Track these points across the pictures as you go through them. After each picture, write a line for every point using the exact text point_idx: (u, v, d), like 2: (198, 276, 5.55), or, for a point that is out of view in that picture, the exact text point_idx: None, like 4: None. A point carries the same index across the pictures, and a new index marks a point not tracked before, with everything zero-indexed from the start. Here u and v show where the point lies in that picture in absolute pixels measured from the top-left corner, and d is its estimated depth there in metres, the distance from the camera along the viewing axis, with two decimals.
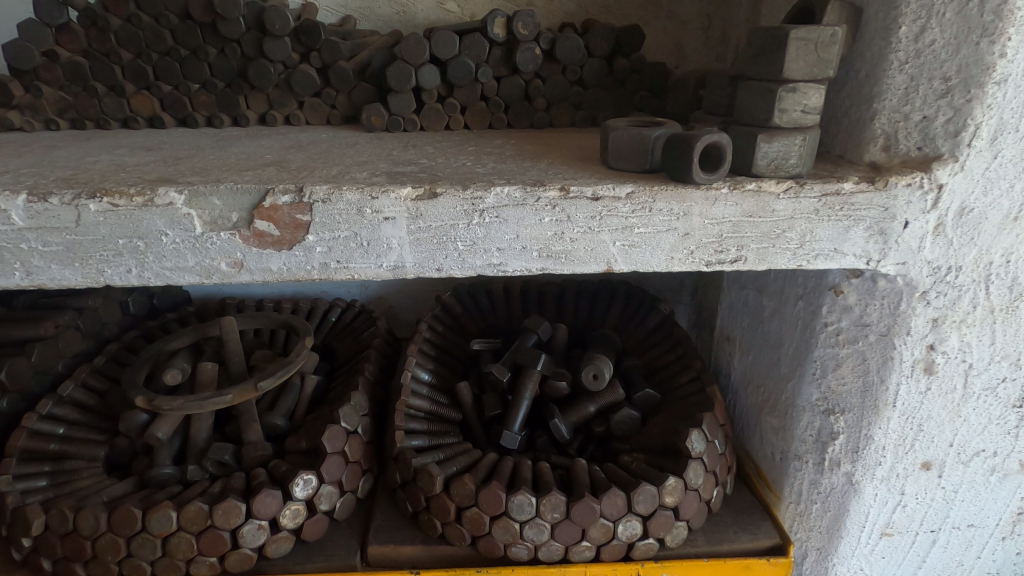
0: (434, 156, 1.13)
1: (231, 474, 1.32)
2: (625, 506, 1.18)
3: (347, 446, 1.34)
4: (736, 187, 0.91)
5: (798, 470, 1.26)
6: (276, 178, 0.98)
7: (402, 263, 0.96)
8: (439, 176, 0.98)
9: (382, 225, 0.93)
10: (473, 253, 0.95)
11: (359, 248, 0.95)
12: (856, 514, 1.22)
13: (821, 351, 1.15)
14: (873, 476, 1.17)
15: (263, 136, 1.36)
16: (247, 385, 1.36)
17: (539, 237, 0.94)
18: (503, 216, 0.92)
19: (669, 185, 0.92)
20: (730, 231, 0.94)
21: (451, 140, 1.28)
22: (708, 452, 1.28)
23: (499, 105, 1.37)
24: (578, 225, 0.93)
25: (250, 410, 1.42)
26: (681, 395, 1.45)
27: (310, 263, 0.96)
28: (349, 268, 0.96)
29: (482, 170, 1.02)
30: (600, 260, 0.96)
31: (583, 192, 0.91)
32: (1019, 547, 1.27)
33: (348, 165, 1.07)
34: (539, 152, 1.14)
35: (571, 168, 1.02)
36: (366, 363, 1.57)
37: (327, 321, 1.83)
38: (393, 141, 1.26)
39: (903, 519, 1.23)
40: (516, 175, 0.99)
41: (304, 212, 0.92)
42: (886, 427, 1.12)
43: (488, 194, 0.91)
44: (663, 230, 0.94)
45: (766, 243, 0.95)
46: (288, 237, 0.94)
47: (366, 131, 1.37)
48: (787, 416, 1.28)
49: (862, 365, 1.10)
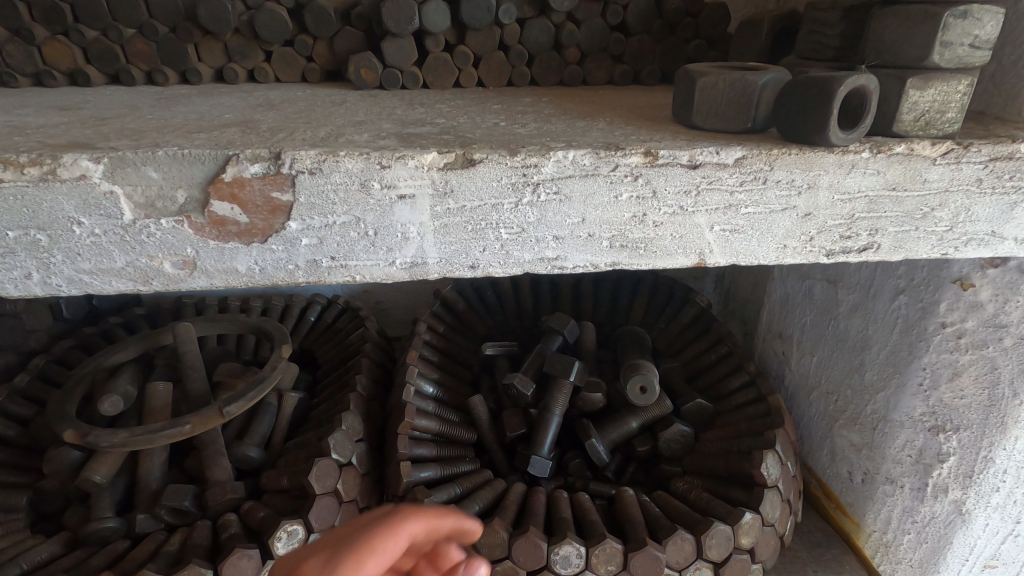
0: (452, 116, 0.86)
1: (192, 525, 1.05)
2: (695, 553, 0.96)
3: (340, 484, 1.07)
4: (880, 150, 0.67)
5: (889, 494, 1.06)
6: (240, 142, 0.70)
7: (423, 258, 0.70)
8: (470, 137, 0.72)
9: (396, 206, 0.66)
10: (521, 243, 0.70)
11: (363, 239, 0.68)
12: (960, 547, 1.02)
13: (933, 357, 0.94)
14: (987, 504, 0.97)
15: (220, 94, 1.06)
16: (212, 412, 1.07)
17: (613, 220, 0.69)
18: (564, 191, 0.67)
19: (791, 146, 0.68)
20: (864, 209, 0.71)
21: (466, 98, 1.02)
22: (783, 477, 1.06)
23: (522, 56, 1.10)
24: (665, 204, 0.68)
25: (215, 440, 1.14)
26: (737, 405, 1.23)
27: (292, 261, 0.69)
28: (348, 266, 0.69)
29: (525, 131, 0.76)
30: (691, 250, 0.72)
31: (677, 158, 0.66)
32: None
33: (340, 125, 0.79)
34: (587, 111, 0.89)
35: (644, 129, 0.77)
36: (358, 375, 1.30)
37: (304, 321, 1.57)
38: (393, 98, 0.99)
39: (1012, 549, 1.02)
40: (575, 136, 0.73)
41: (283, 189, 0.64)
42: (1013, 448, 0.92)
43: (547, 160, 0.65)
44: (778, 209, 0.70)
45: (907, 225, 0.72)
46: (259, 224, 0.66)
47: (354, 88, 1.09)
48: (875, 431, 1.07)
49: (990, 374, 0.89)
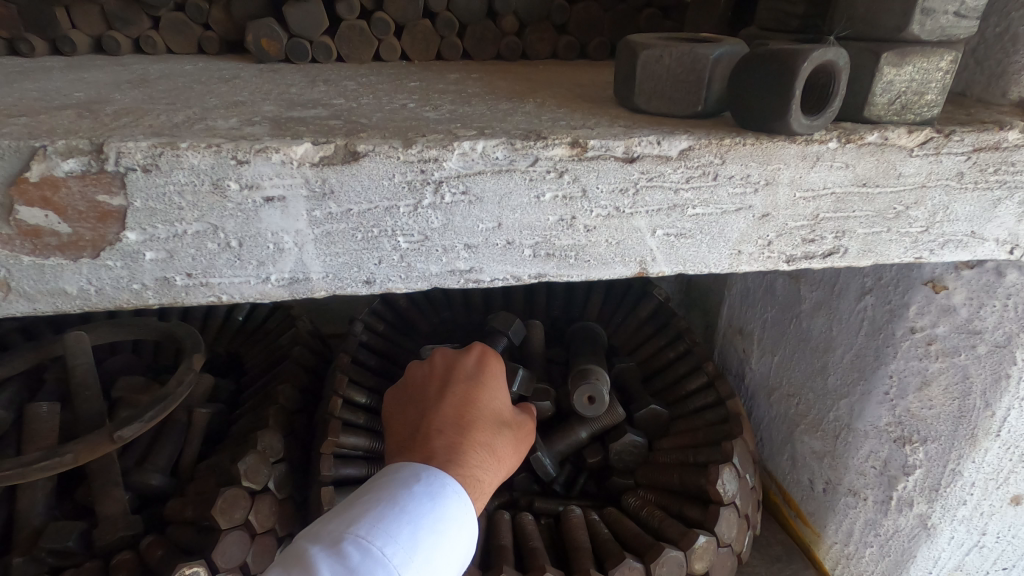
0: (356, 95, 0.73)
1: (79, 569, 0.91)
2: None
3: (254, 515, 0.95)
4: (850, 140, 0.57)
5: (851, 505, 0.99)
6: (65, 129, 0.55)
7: (305, 273, 0.57)
8: (362, 123, 0.58)
9: (264, 211, 0.53)
10: (424, 254, 0.57)
11: (225, 252, 0.54)
12: (924, 561, 0.95)
13: (900, 364, 0.86)
14: (953, 518, 0.90)
15: (89, 67, 0.89)
16: (99, 436, 0.91)
17: (534, 225, 0.57)
18: (474, 192, 0.54)
19: (748, 135, 0.56)
20: (830, 209, 0.60)
21: (383, 73, 0.87)
22: (741, 490, 0.98)
23: (452, 25, 0.96)
24: (597, 205, 0.57)
25: (109, 467, 1.00)
26: (694, 410, 1.15)
27: (136, 280, 0.55)
28: (210, 284, 0.56)
29: (434, 115, 0.63)
30: (630, 258, 0.60)
31: (611, 149, 0.54)
32: None
33: (210, 107, 0.64)
34: (519, 90, 0.76)
35: (577, 112, 0.65)
36: (281, 385, 1.17)
37: (230, 321, 1.42)
38: (295, 74, 0.84)
39: (976, 559, 0.96)
40: (493, 121, 0.60)
41: (112, 191, 0.51)
42: (982, 461, 0.84)
43: (450, 154, 0.52)
44: (731, 210, 0.59)
45: (878, 226, 0.62)
46: (86, 236, 0.52)
47: (256, 61, 0.94)
48: (838, 439, 1.00)
49: (960, 384, 0.81)
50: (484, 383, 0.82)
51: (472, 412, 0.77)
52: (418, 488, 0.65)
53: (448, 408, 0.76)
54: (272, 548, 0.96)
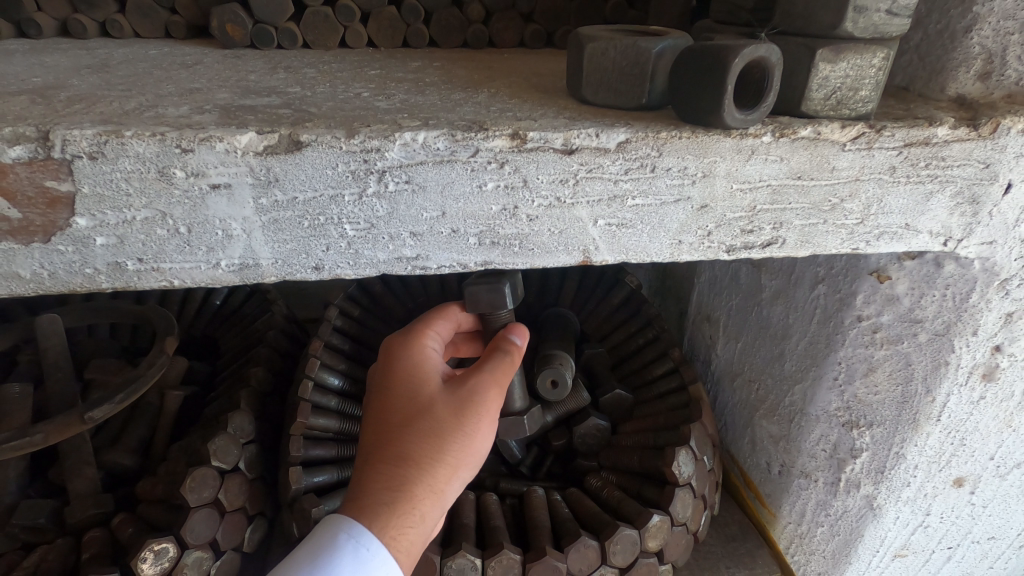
0: (314, 83, 0.74)
1: (50, 545, 0.94)
2: (599, 559, 0.90)
3: (223, 493, 0.97)
4: (783, 134, 0.59)
5: (804, 486, 1.03)
6: (15, 116, 0.56)
7: (253, 258, 0.58)
8: (312, 112, 0.60)
9: (211, 199, 0.54)
10: (371, 241, 0.59)
11: (174, 238, 0.56)
12: (872, 539, 0.98)
13: (849, 351, 0.89)
14: (898, 499, 0.93)
15: (52, 51, 0.89)
16: (70, 417, 0.93)
17: (478, 214, 0.59)
18: (417, 181, 0.56)
19: (685, 128, 0.58)
20: (767, 200, 0.62)
21: (346, 60, 0.88)
22: (698, 472, 1.01)
23: (417, 12, 0.98)
24: (538, 194, 0.59)
25: (80, 447, 1.02)
26: (657, 395, 1.18)
27: (87, 265, 0.56)
28: (160, 269, 0.58)
29: (384, 104, 0.64)
30: (572, 246, 0.62)
31: (550, 141, 0.56)
32: None
33: (164, 94, 0.65)
34: (475, 79, 0.77)
35: (527, 103, 0.66)
36: (253, 368, 1.19)
37: (207, 305, 1.44)
38: (258, 60, 0.85)
39: (921, 538, 1.00)
40: (440, 112, 0.62)
41: (60, 177, 0.52)
42: (925, 444, 0.87)
43: (392, 144, 0.54)
44: (670, 201, 0.61)
45: (814, 217, 0.64)
46: (37, 221, 0.53)
47: (220, 47, 0.94)
48: (792, 424, 1.03)
49: (903, 371, 0.84)
50: (398, 381, 0.74)
51: (383, 426, 0.70)
52: (307, 562, 0.64)
53: (363, 433, 0.72)
54: (241, 525, 0.99)
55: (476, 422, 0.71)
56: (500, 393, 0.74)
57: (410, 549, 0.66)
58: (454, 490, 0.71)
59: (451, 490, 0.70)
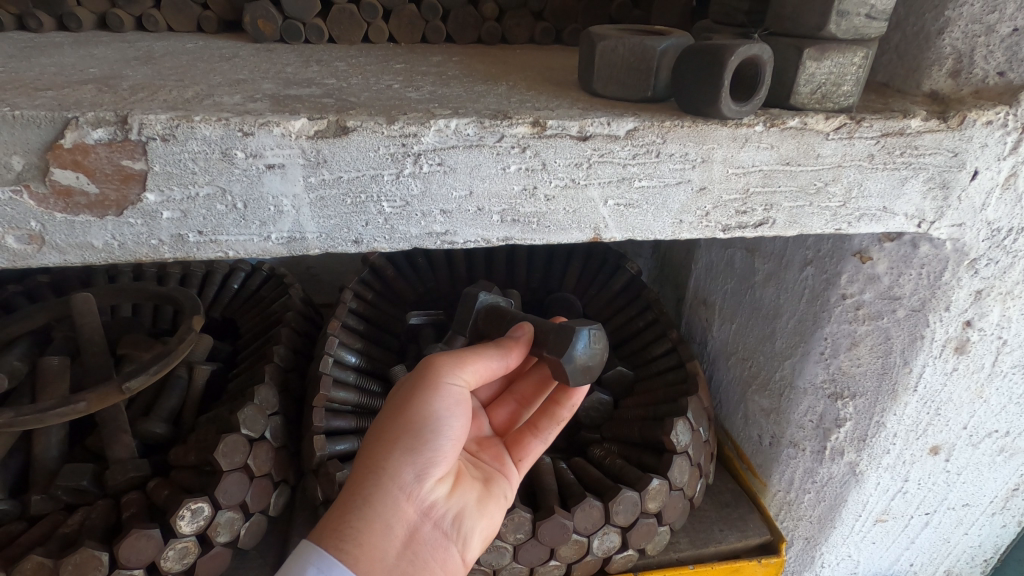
0: (347, 75, 0.80)
1: (92, 505, 1.00)
2: (602, 518, 0.97)
3: (252, 458, 1.02)
4: (774, 124, 0.66)
5: (793, 455, 1.10)
6: (88, 102, 0.62)
7: (300, 232, 0.65)
8: (352, 101, 0.67)
9: (266, 178, 0.61)
10: (406, 217, 0.66)
11: (232, 213, 0.63)
12: (854, 503, 1.06)
13: (834, 327, 0.97)
14: (879, 465, 1.01)
15: (96, 43, 0.96)
16: (109, 386, 0.98)
17: (502, 194, 0.66)
18: (448, 163, 0.63)
19: (688, 119, 0.65)
20: (759, 184, 0.70)
21: (371, 54, 0.95)
22: (694, 442, 1.07)
23: (435, 10, 1.05)
24: (555, 176, 0.66)
25: (116, 416, 1.09)
26: (656, 372, 1.26)
27: (151, 236, 0.63)
28: (218, 241, 0.65)
29: (416, 95, 0.71)
30: (585, 223, 0.70)
31: (566, 129, 0.63)
32: (1005, 521, 1.14)
33: (214, 84, 0.72)
34: (493, 73, 0.84)
35: (543, 95, 0.73)
36: (274, 345, 1.25)
37: (226, 288, 1.49)
38: (290, 54, 0.92)
39: (901, 504, 1.08)
40: (467, 102, 0.69)
41: (134, 157, 0.59)
42: (902, 413, 0.95)
43: (427, 130, 0.61)
44: (672, 183, 0.68)
45: (801, 201, 0.72)
46: (111, 196, 0.60)
47: (252, 41, 1.00)
48: (782, 397, 1.10)
49: (883, 344, 0.92)
50: None
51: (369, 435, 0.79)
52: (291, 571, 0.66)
53: None
54: (268, 488, 1.05)
55: (411, 398, 0.70)
56: (443, 367, 0.71)
57: (366, 537, 0.66)
58: (405, 468, 0.69)
59: (400, 468, 0.69)
